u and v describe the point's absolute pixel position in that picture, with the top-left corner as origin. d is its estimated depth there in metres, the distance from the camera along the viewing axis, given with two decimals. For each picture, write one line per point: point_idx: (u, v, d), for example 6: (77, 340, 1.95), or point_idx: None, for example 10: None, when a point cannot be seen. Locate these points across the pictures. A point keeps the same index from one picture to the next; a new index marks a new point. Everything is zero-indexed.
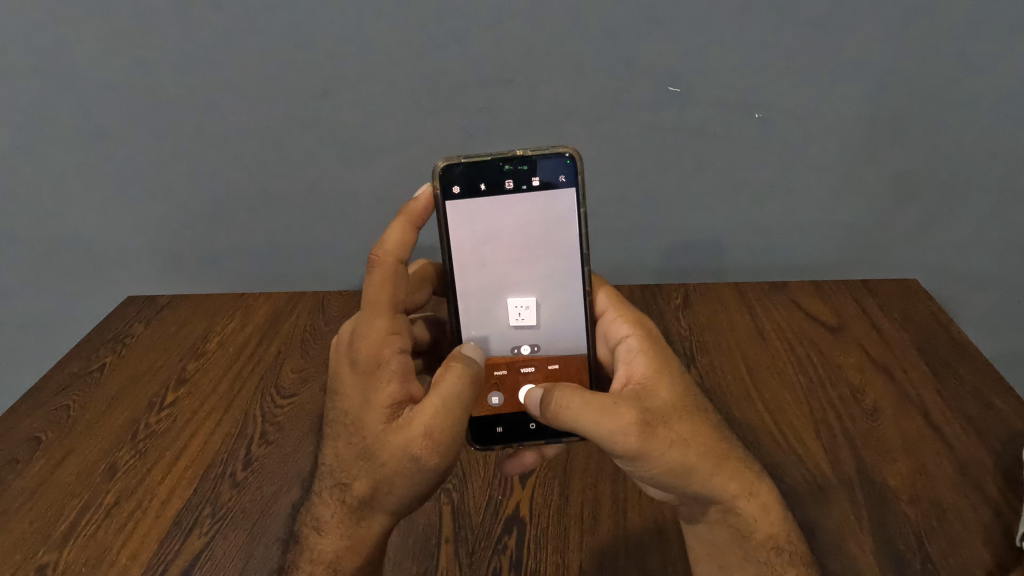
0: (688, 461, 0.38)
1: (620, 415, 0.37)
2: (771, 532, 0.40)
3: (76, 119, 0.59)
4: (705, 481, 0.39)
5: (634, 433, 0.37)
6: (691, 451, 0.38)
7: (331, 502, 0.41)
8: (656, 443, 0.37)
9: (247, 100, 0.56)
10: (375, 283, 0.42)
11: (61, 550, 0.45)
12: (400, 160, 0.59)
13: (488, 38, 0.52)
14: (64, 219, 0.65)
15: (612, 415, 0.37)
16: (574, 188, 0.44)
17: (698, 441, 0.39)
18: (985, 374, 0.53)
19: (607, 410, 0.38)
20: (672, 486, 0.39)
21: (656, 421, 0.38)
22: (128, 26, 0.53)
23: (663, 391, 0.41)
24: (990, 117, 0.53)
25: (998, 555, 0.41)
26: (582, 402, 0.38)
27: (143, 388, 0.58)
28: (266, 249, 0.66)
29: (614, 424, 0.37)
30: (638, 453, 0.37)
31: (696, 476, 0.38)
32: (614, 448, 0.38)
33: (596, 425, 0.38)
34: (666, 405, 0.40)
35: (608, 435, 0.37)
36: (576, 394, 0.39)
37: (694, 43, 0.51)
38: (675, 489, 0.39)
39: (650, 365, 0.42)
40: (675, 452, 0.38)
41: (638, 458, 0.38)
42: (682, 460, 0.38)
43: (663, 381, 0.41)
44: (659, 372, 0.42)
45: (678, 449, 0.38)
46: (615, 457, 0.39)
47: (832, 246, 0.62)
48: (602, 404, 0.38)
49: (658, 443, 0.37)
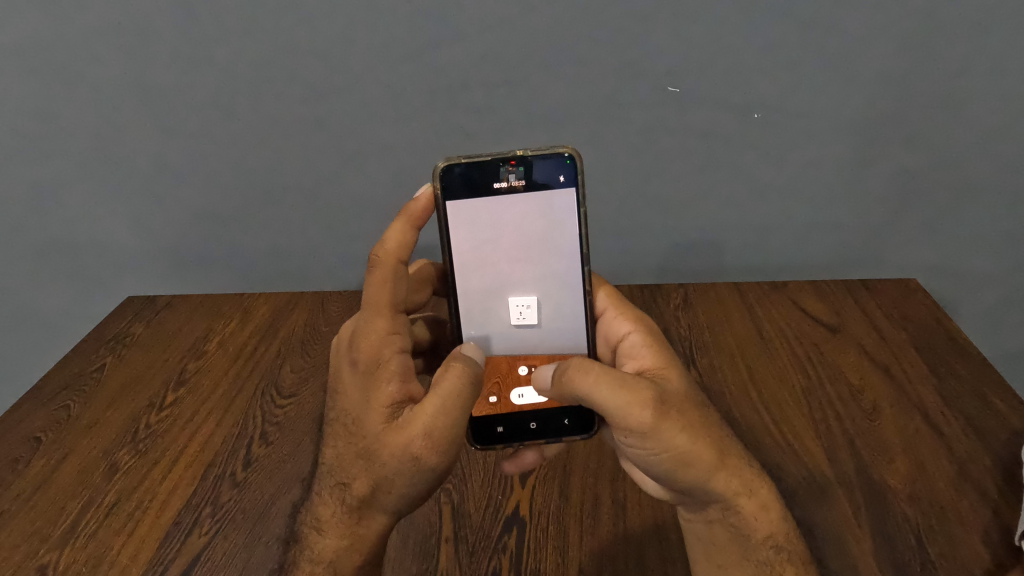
0: (696, 449, 0.38)
1: (637, 390, 0.38)
2: (771, 531, 0.40)
3: (75, 119, 0.59)
4: (710, 476, 0.39)
5: (649, 409, 0.37)
6: (700, 440, 0.38)
7: (331, 502, 0.40)
8: (669, 423, 0.38)
9: (246, 99, 0.56)
10: (375, 283, 0.42)
11: (61, 550, 0.44)
12: (400, 160, 0.59)
13: (489, 38, 0.52)
14: (64, 219, 0.65)
15: (630, 389, 0.38)
16: (575, 188, 0.44)
17: (706, 431, 0.39)
18: (984, 374, 0.53)
19: (625, 385, 0.38)
20: (676, 476, 0.39)
21: (670, 404, 0.39)
22: (127, 26, 0.53)
23: (674, 381, 0.41)
24: (989, 117, 0.53)
25: (997, 555, 0.41)
26: (601, 372, 0.39)
27: (143, 388, 0.58)
28: (267, 249, 0.66)
29: (630, 398, 0.38)
30: (650, 432, 0.37)
31: (703, 468, 0.38)
32: (626, 424, 0.38)
33: (613, 395, 0.38)
34: (678, 392, 0.40)
35: (624, 408, 0.38)
36: (595, 364, 0.40)
37: (693, 43, 0.51)
38: (679, 482, 0.39)
39: (659, 357, 0.43)
40: (685, 438, 0.38)
41: (649, 437, 0.38)
42: (690, 446, 0.38)
43: (673, 372, 0.42)
44: (669, 364, 0.43)
45: (688, 434, 0.38)
46: (624, 436, 0.38)
47: (832, 246, 0.62)
48: (620, 378, 0.39)
49: (671, 424, 0.38)
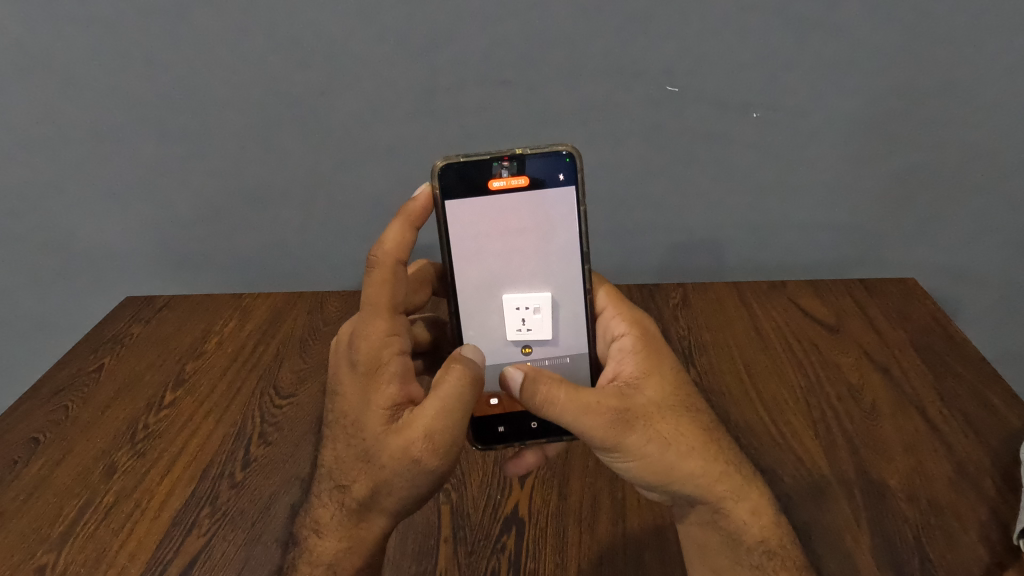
0: (666, 459, 0.39)
1: (600, 412, 0.38)
2: (764, 535, 0.41)
3: (75, 119, 0.58)
4: (685, 481, 0.40)
5: (612, 429, 0.38)
6: (670, 451, 0.39)
7: (330, 504, 0.40)
8: (633, 440, 0.38)
9: (243, 98, 0.56)
10: (375, 284, 0.42)
11: (60, 550, 0.44)
12: (398, 160, 0.58)
13: (487, 38, 0.52)
14: (62, 220, 0.65)
15: (594, 413, 0.38)
16: (574, 186, 0.44)
17: (679, 441, 0.40)
18: (983, 373, 0.53)
19: (589, 408, 0.38)
20: (652, 483, 0.40)
21: (636, 418, 0.39)
22: (125, 25, 0.53)
23: (650, 389, 0.41)
24: (989, 115, 0.53)
25: (995, 554, 0.41)
26: (566, 396, 0.39)
27: (142, 388, 0.57)
28: (265, 250, 0.66)
29: (592, 422, 0.38)
30: (614, 446, 0.39)
31: (676, 475, 0.39)
32: (591, 440, 0.39)
33: (576, 420, 0.38)
34: (651, 404, 0.40)
35: (586, 430, 0.39)
36: (561, 386, 0.39)
37: (692, 42, 0.51)
38: (655, 487, 0.40)
39: (637, 365, 0.43)
40: (653, 449, 0.39)
41: (615, 452, 0.39)
42: (659, 458, 0.39)
43: (650, 380, 0.42)
44: (647, 371, 0.42)
45: (657, 446, 0.39)
46: (594, 449, 0.40)
47: (832, 247, 0.62)
48: (586, 400, 0.39)
49: (635, 439, 0.39)
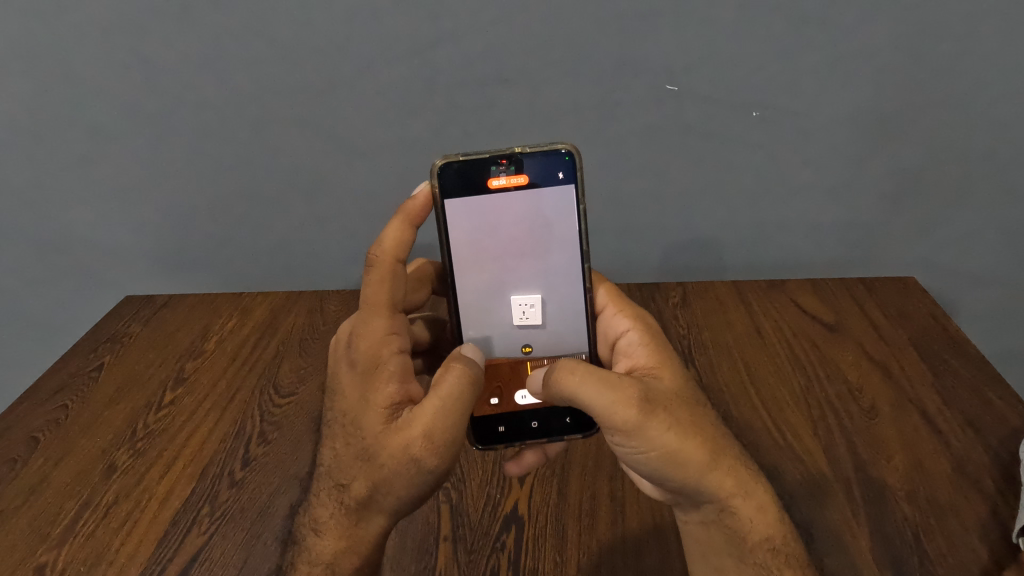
0: (684, 447, 0.38)
1: (620, 389, 0.39)
2: (769, 533, 0.40)
3: (74, 117, 0.58)
4: (700, 475, 0.39)
5: (633, 408, 0.38)
6: (688, 440, 0.38)
7: (329, 503, 0.40)
8: (654, 422, 0.38)
9: (241, 96, 0.56)
10: (374, 283, 0.42)
11: (59, 550, 0.44)
12: (398, 159, 0.58)
13: (486, 35, 0.52)
14: (61, 219, 0.65)
15: (614, 389, 0.38)
16: (574, 184, 0.44)
17: (696, 430, 0.39)
18: (983, 372, 0.53)
19: (609, 383, 0.39)
20: (669, 477, 0.39)
21: (656, 402, 0.39)
22: (122, 23, 0.53)
23: (665, 380, 0.41)
24: (993, 114, 0.53)
25: (995, 552, 0.41)
26: (585, 371, 0.39)
27: (141, 389, 0.57)
28: (265, 249, 0.66)
29: (613, 397, 0.38)
30: (636, 429, 0.38)
31: (692, 467, 0.38)
32: (612, 423, 0.38)
33: (596, 395, 0.39)
34: (667, 391, 0.40)
35: (607, 407, 0.38)
36: (580, 364, 0.40)
37: (692, 39, 0.51)
38: (671, 482, 0.39)
39: (650, 356, 0.43)
40: (672, 437, 0.38)
41: (636, 435, 0.38)
42: (678, 444, 0.38)
43: (664, 370, 0.42)
44: (661, 362, 0.43)
45: (676, 432, 0.38)
46: (613, 435, 0.39)
47: (832, 245, 0.62)
48: (606, 377, 0.39)
49: (657, 424, 0.38)
